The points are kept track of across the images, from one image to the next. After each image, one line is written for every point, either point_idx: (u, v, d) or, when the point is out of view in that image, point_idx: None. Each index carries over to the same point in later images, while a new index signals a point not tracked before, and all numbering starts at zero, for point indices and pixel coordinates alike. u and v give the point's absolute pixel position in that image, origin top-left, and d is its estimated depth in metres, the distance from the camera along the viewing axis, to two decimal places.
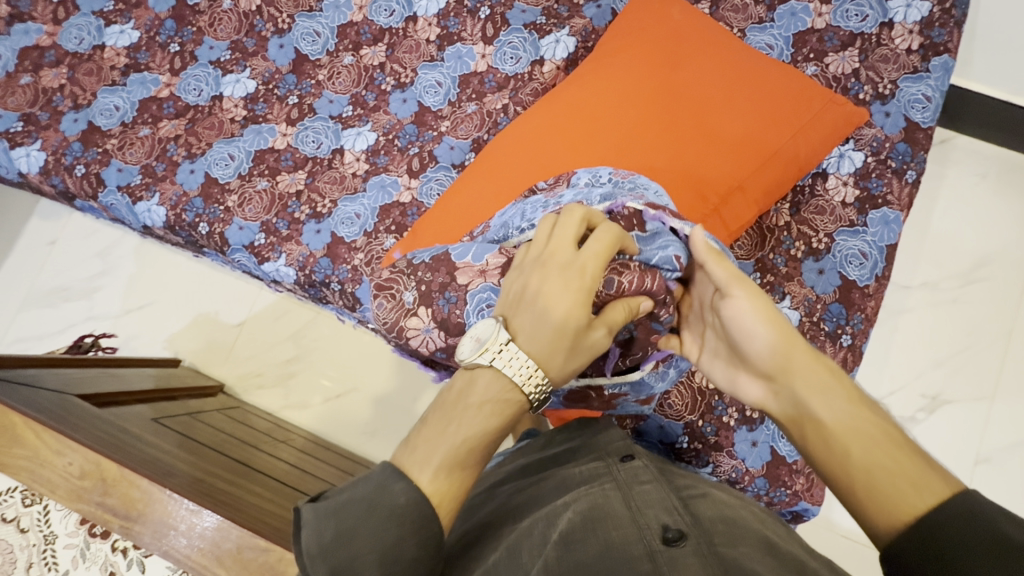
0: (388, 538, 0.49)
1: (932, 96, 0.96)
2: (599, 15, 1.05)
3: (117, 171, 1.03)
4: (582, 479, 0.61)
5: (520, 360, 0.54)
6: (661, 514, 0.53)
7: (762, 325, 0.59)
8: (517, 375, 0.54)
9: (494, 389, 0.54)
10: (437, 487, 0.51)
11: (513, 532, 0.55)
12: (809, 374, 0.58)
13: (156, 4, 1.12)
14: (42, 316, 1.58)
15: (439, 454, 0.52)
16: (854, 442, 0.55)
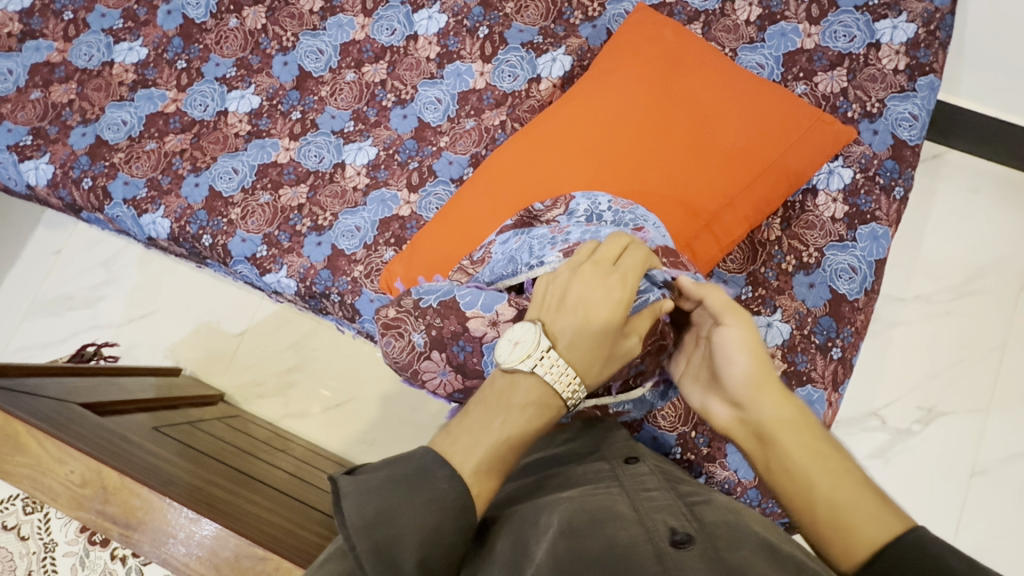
0: (428, 521, 0.50)
1: (918, 115, 0.99)
2: (594, 35, 1.08)
3: (123, 185, 1.05)
4: (587, 479, 0.62)
5: (559, 367, 0.55)
6: (668, 518, 0.53)
7: (744, 355, 0.61)
8: (555, 381, 0.55)
9: (534, 394, 0.55)
10: (478, 479, 0.53)
11: (517, 523, 0.55)
12: (776, 409, 0.61)
13: (165, 22, 1.15)
14: (45, 324, 1.60)
15: (482, 447, 0.53)
16: (813, 472, 0.57)
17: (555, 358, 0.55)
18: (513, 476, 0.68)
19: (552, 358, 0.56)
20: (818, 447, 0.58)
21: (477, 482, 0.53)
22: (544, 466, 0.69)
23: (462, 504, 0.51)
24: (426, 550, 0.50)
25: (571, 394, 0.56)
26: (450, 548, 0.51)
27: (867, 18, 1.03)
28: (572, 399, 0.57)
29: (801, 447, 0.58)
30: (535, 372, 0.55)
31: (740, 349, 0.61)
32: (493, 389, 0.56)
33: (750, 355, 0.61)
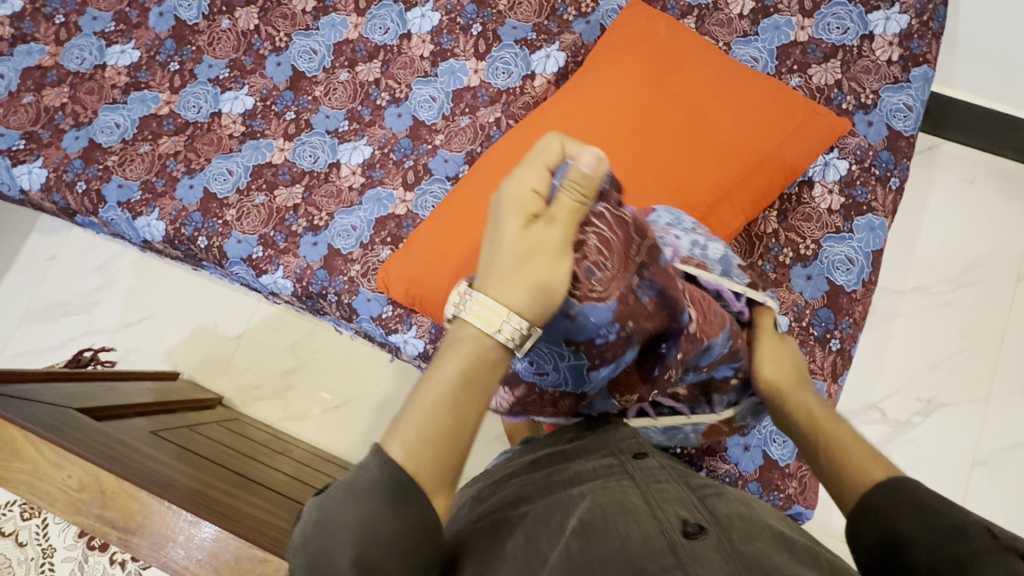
0: (362, 513, 0.45)
1: (913, 105, 0.99)
2: (588, 31, 1.08)
3: (117, 188, 1.05)
4: (595, 474, 0.59)
5: (480, 301, 0.50)
6: (680, 510, 0.52)
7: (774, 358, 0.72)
8: (481, 318, 0.50)
9: (460, 335, 0.51)
10: (412, 458, 0.47)
11: (527, 517, 0.53)
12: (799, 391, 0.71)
13: (157, 24, 1.14)
14: (42, 330, 1.59)
15: (410, 424, 0.48)
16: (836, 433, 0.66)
17: (473, 296, 0.50)
18: (518, 471, 0.66)
19: (472, 297, 0.51)
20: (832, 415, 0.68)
21: (411, 456, 0.47)
22: (553, 458, 0.66)
23: (401, 484, 0.46)
24: (361, 546, 0.44)
25: (509, 325, 0.50)
26: (395, 536, 0.45)
27: (860, 10, 1.03)
28: (510, 328, 0.49)
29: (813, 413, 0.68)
30: (460, 316, 0.51)
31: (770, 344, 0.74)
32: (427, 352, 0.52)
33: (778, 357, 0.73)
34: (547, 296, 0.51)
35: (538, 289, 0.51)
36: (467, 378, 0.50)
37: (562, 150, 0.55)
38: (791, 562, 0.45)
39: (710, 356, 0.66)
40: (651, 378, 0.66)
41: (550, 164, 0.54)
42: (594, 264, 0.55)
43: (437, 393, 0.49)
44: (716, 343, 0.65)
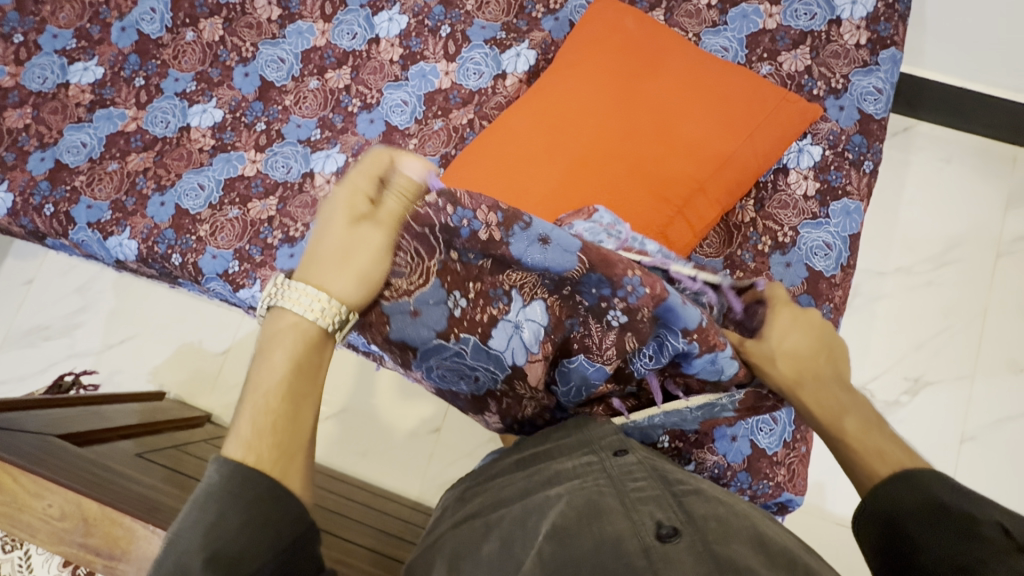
0: (212, 516, 0.47)
1: (883, 88, 0.99)
2: (557, 28, 1.07)
3: (86, 209, 1.02)
4: (574, 471, 0.58)
5: (299, 289, 0.56)
6: (655, 510, 0.50)
7: (794, 333, 0.66)
8: (299, 304, 0.55)
9: (289, 324, 0.56)
10: (253, 450, 0.51)
11: (504, 521, 0.54)
12: (814, 369, 0.66)
13: (119, 40, 1.12)
14: (22, 356, 1.56)
15: (247, 421, 0.52)
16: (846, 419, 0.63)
17: (290, 286, 0.56)
18: (505, 470, 0.66)
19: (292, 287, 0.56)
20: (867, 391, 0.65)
21: (249, 450, 0.51)
22: (535, 457, 0.65)
23: (242, 472, 0.50)
24: (210, 543, 0.46)
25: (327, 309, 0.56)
26: (245, 522, 0.48)
27: None
28: (330, 313, 0.56)
29: (827, 389, 0.65)
30: (277, 303, 0.56)
31: (795, 316, 0.68)
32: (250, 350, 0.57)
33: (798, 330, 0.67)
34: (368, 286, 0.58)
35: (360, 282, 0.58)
36: (294, 362, 0.55)
37: (391, 164, 0.62)
38: (764, 566, 0.44)
39: (687, 321, 0.60)
40: (613, 327, 0.63)
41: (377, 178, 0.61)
42: (398, 266, 0.61)
43: (268, 383, 0.54)
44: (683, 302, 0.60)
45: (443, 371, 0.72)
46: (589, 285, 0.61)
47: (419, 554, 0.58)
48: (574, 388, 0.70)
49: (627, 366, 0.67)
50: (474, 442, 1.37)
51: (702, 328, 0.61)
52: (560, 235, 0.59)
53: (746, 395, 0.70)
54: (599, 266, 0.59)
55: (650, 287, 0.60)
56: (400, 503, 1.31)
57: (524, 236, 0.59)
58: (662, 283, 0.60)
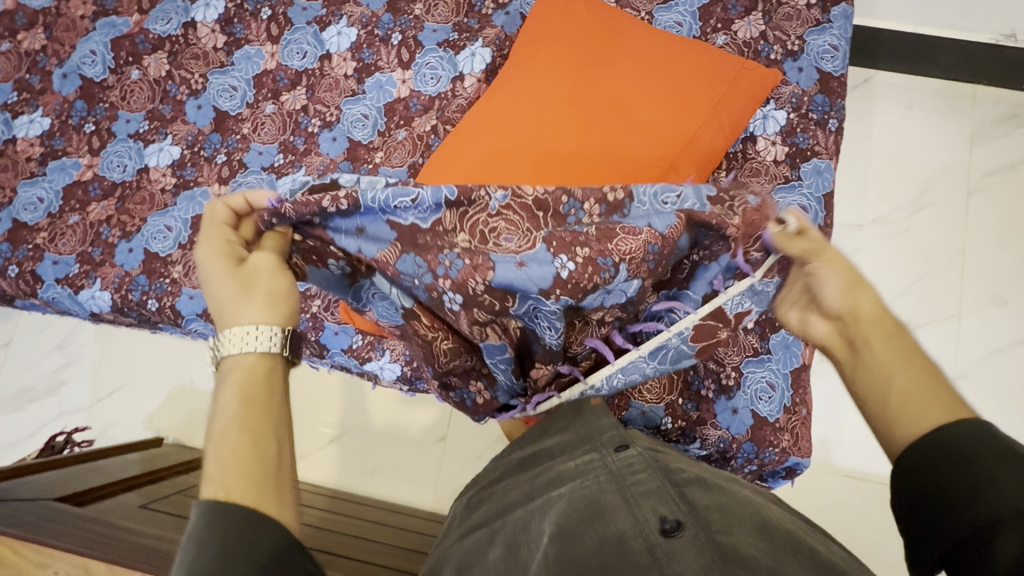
0: (193, 552, 0.49)
1: (838, 45, 1.00)
2: (509, 22, 1.05)
3: (52, 265, 1.00)
4: (575, 469, 0.58)
5: (234, 335, 0.60)
6: (657, 505, 0.50)
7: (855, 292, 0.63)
8: (243, 344, 0.60)
9: (236, 368, 0.60)
10: (223, 485, 0.53)
11: (509, 525, 0.54)
12: (876, 324, 0.62)
13: (62, 87, 1.08)
14: (8, 422, 1.52)
15: (214, 462, 0.55)
16: (898, 372, 0.59)
17: (222, 336, 0.60)
18: (506, 473, 0.65)
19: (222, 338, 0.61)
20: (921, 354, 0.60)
21: (220, 485, 0.53)
22: (535, 458, 0.64)
23: (212, 504, 0.52)
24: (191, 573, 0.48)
25: (268, 339, 0.60)
26: (219, 548, 0.49)
27: None
28: (267, 337, 0.60)
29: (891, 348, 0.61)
30: (227, 350, 0.60)
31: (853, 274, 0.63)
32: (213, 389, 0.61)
33: (857, 285, 0.63)
34: (279, 303, 0.63)
35: (268, 301, 0.62)
36: (243, 397, 0.58)
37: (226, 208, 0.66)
38: (767, 554, 0.44)
39: (532, 283, 0.65)
40: (457, 309, 0.68)
41: (228, 222, 0.66)
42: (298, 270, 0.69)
43: (223, 421, 0.57)
44: (527, 262, 0.64)
45: (380, 308, 0.75)
46: (410, 274, 0.67)
47: (432, 563, 0.58)
48: (495, 363, 0.72)
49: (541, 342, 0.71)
50: (481, 444, 1.38)
51: (562, 281, 0.64)
52: (374, 224, 0.65)
53: (699, 330, 0.70)
54: (412, 250, 0.66)
55: (469, 259, 0.65)
56: (415, 515, 1.30)
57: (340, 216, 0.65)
58: (483, 252, 0.65)
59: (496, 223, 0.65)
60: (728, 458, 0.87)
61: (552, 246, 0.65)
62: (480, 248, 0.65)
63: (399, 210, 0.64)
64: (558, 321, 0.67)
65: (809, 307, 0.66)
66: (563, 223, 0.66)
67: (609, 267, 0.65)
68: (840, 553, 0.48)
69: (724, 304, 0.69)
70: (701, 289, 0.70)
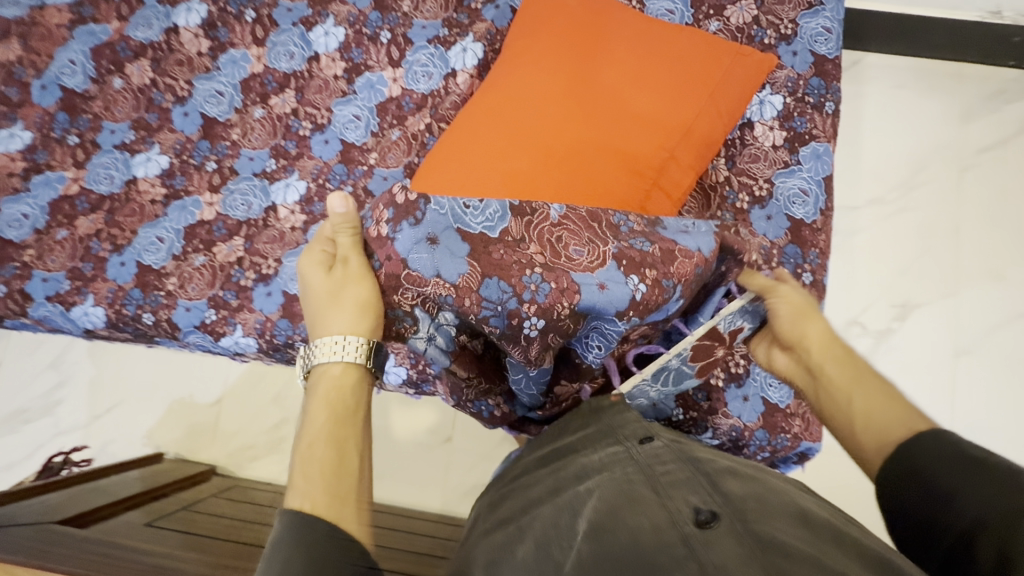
0: (277, 562, 0.49)
1: (831, 27, 0.99)
2: (499, 16, 1.04)
3: (42, 282, 0.97)
4: (600, 462, 0.57)
5: (329, 345, 0.69)
6: (689, 496, 0.49)
7: (806, 325, 0.71)
8: (336, 352, 0.68)
9: (331, 376, 0.68)
10: (311, 496, 0.55)
11: (538, 522, 0.52)
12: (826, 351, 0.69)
13: (42, 99, 1.05)
14: (2, 445, 1.48)
15: (300, 473, 0.58)
16: (853, 392, 0.64)
17: (320, 343, 0.70)
18: (529, 470, 0.64)
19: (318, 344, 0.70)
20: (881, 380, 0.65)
21: (308, 497, 0.55)
22: (558, 453, 0.63)
23: (297, 515, 0.53)
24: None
25: (355, 350, 0.69)
26: (309, 560, 0.49)
27: None
28: (354, 347, 0.68)
29: (846, 373, 0.66)
30: (317, 361, 0.69)
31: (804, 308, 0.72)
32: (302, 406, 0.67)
33: (803, 315, 0.71)
34: (367, 311, 0.70)
35: (357, 310, 0.69)
36: (331, 415, 0.64)
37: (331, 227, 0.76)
38: (804, 540, 0.43)
39: (612, 304, 0.63)
40: (533, 335, 0.64)
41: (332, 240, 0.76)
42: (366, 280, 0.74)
43: (317, 433, 0.62)
44: (603, 281, 0.63)
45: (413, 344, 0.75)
46: (492, 298, 0.64)
47: (456, 565, 0.56)
48: (530, 380, 0.71)
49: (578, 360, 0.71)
50: (488, 443, 1.37)
51: (637, 302, 0.63)
52: (445, 235, 0.65)
53: (696, 350, 0.73)
54: (494, 271, 0.63)
55: (555, 281, 0.63)
56: (425, 518, 1.29)
57: (414, 233, 0.66)
58: (565, 273, 0.63)
59: (559, 234, 0.65)
60: (741, 447, 0.87)
61: (624, 265, 0.64)
62: (558, 266, 0.64)
63: (468, 220, 0.65)
64: (614, 339, 0.66)
65: (774, 343, 0.75)
66: (620, 236, 0.66)
67: (670, 289, 0.65)
68: (875, 539, 0.47)
69: (717, 324, 0.72)
70: (710, 312, 0.73)
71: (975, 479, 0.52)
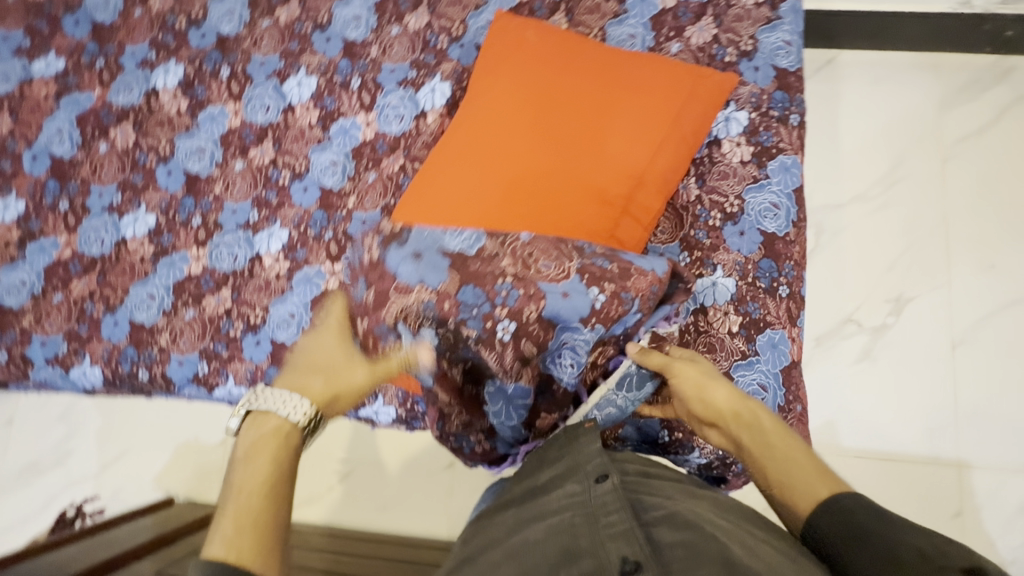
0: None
1: (791, 40, 1.01)
2: (465, 54, 1.06)
3: (41, 346, 1.00)
4: (554, 504, 0.58)
5: (274, 394, 0.70)
6: (622, 545, 0.49)
7: (709, 396, 0.71)
8: (278, 406, 0.69)
9: (276, 430, 0.69)
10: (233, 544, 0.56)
11: (481, 562, 0.54)
12: (733, 422, 0.70)
13: (34, 168, 1.09)
14: (18, 498, 1.52)
15: (230, 523, 0.58)
16: (769, 465, 0.66)
17: (273, 392, 0.70)
18: (497, 508, 0.66)
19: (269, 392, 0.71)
20: (788, 437, 0.67)
21: (229, 547, 0.55)
22: (528, 491, 0.65)
23: (216, 561, 0.53)
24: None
25: (300, 414, 0.69)
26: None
27: None
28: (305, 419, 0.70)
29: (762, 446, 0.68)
30: (257, 407, 0.69)
31: (701, 376, 0.72)
32: (231, 458, 0.67)
33: (706, 384, 0.72)
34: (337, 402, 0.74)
35: (330, 396, 0.73)
36: (273, 466, 0.66)
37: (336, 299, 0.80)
38: None
39: (576, 311, 0.68)
40: (507, 341, 0.68)
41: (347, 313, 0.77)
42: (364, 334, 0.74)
43: (252, 483, 0.62)
44: (566, 292, 0.69)
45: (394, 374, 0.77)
46: (469, 303, 0.68)
47: None
48: (512, 402, 0.72)
49: (557, 384, 0.73)
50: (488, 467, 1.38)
51: (598, 311, 0.69)
52: (429, 252, 0.70)
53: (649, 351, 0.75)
54: (470, 280, 0.69)
55: (524, 288, 0.69)
56: (431, 545, 1.30)
57: (399, 251, 0.71)
58: (533, 282, 0.69)
59: (531, 251, 0.71)
60: (730, 464, 0.87)
61: (585, 278, 0.70)
62: (529, 277, 0.69)
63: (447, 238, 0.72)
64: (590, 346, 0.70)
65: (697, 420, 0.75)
66: (584, 255, 0.73)
67: (630, 302, 0.70)
68: None
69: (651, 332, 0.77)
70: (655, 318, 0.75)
71: (865, 553, 0.55)
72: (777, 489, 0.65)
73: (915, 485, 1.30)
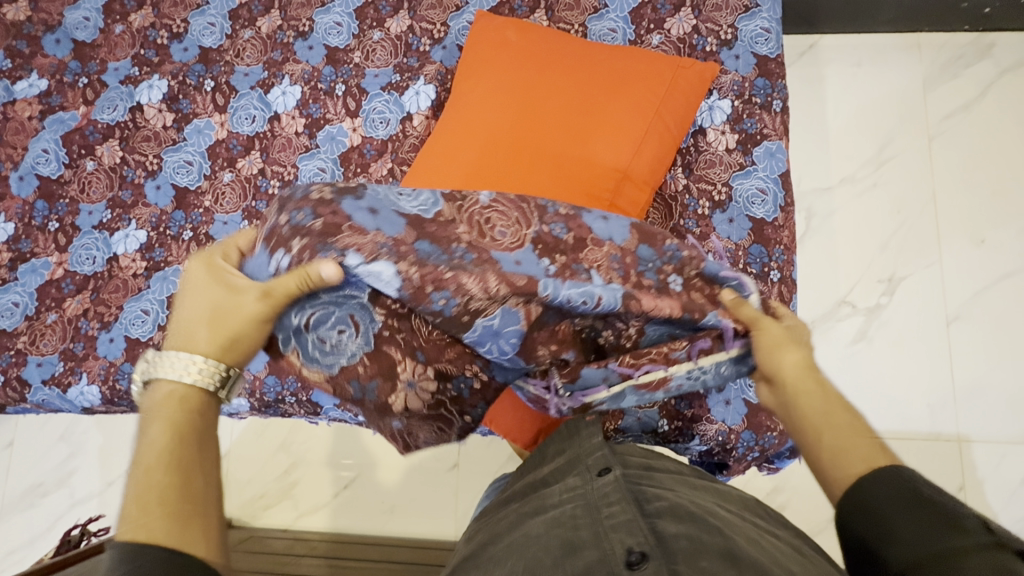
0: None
1: (770, 27, 1.02)
2: (448, 56, 1.07)
3: (37, 367, 1.00)
4: (557, 499, 0.58)
5: (173, 358, 0.62)
6: (625, 536, 0.49)
7: (783, 353, 0.66)
8: (177, 372, 0.61)
9: (174, 393, 0.61)
10: (139, 526, 0.50)
11: (485, 560, 0.53)
12: (801, 382, 0.64)
13: (21, 190, 1.09)
14: (23, 522, 1.52)
15: (133, 500, 0.52)
16: (827, 432, 0.61)
17: (161, 357, 0.62)
18: (500, 506, 0.66)
19: (162, 356, 0.62)
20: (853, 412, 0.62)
21: (138, 528, 0.50)
22: (531, 487, 0.65)
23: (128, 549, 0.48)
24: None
25: (197, 371, 0.61)
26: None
27: None
28: (208, 373, 0.62)
29: (827, 409, 0.62)
30: (151, 373, 0.61)
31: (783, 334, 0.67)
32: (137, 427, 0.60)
33: (779, 343, 0.67)
34: (234, 346, 0.64)
35: (227, 342, 0.63)
36: (174, 431, 0.58)
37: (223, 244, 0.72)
38: None
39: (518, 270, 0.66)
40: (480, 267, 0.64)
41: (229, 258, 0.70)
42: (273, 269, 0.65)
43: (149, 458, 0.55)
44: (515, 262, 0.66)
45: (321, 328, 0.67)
46: (428, 249, 0.65)
47: None
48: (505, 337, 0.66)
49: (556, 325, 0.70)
50: (492, 466, 1.38)
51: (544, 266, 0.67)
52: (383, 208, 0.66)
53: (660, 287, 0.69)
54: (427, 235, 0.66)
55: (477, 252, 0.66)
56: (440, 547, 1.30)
57: (355, 202, 0.66)
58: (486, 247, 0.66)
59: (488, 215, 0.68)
60: (730, 450, 0.88)
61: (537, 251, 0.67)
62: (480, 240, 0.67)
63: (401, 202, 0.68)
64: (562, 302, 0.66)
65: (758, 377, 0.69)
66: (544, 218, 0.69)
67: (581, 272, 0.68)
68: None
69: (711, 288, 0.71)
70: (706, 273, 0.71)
71: (921, 522, 0.51)
72: (826, 456, 0.60)
73: (917, 462, 1.31)
